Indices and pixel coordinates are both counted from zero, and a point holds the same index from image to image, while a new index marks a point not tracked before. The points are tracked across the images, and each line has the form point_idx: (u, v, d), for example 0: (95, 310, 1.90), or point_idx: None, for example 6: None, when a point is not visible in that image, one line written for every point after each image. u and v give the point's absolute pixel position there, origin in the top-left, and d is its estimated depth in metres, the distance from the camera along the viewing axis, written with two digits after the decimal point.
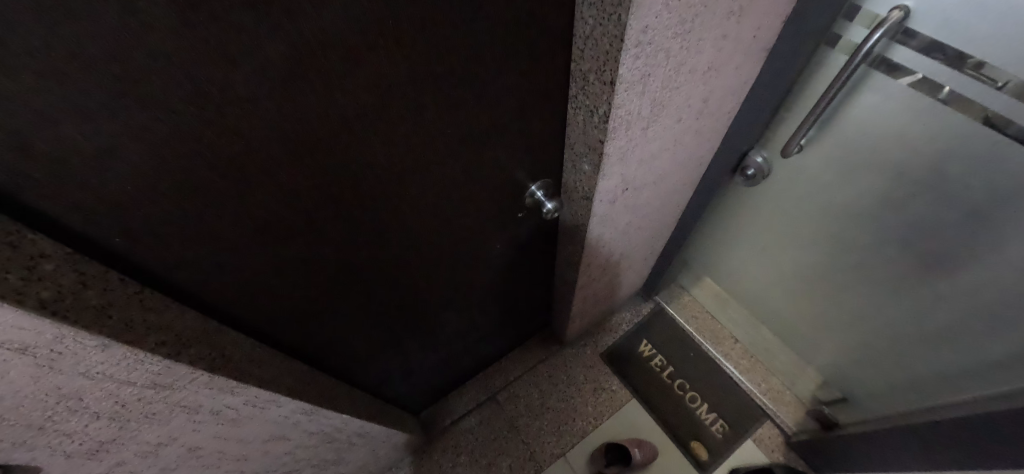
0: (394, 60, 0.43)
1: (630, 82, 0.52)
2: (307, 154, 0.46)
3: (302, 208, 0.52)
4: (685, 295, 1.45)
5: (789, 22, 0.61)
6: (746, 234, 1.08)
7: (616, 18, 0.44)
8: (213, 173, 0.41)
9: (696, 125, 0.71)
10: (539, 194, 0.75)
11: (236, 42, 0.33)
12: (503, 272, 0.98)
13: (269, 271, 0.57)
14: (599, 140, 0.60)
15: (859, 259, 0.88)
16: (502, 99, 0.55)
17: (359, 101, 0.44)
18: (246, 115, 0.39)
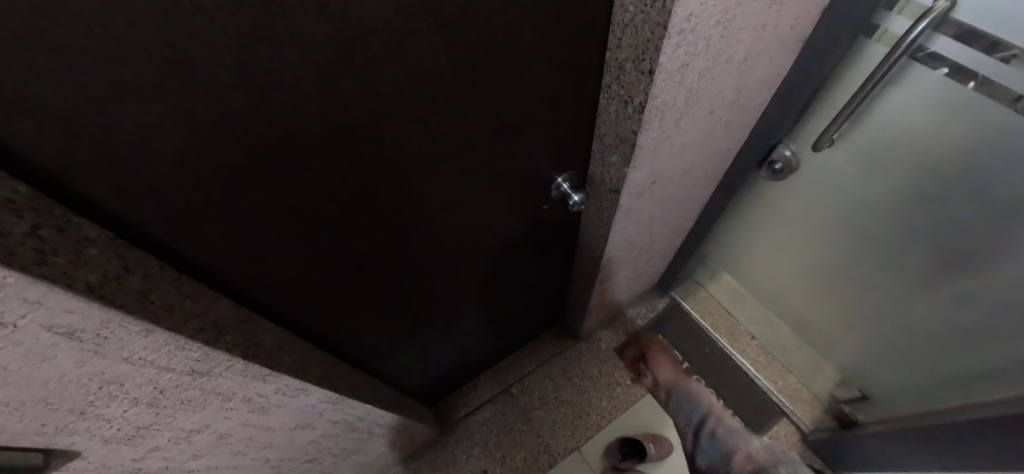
0: (436, 46, 0.42)
1: (669, 72, 0.51)
2: (344, 142, 0.46)
3: (336, 198, 0.52)
4: (701, 291, 1.44)
5: (828, 13, 0.60)
6: (768, 229, 1.07)
7: (660, 6, 0.43)
8: (253, 160, 0.41)
9: (727, 118, 0.69)
10: (565, 186, 0.75)
11: (284, 25, 0.33)
12: (522, 265, 0.98)
13: (304, 260, 0.58)
14: (632, 131, 0.59)
15: (887, 256, 0.87)
16: (537, 89, 0.55)
17: (398, 88, 0.44)
18: (289, 101, 0.38)
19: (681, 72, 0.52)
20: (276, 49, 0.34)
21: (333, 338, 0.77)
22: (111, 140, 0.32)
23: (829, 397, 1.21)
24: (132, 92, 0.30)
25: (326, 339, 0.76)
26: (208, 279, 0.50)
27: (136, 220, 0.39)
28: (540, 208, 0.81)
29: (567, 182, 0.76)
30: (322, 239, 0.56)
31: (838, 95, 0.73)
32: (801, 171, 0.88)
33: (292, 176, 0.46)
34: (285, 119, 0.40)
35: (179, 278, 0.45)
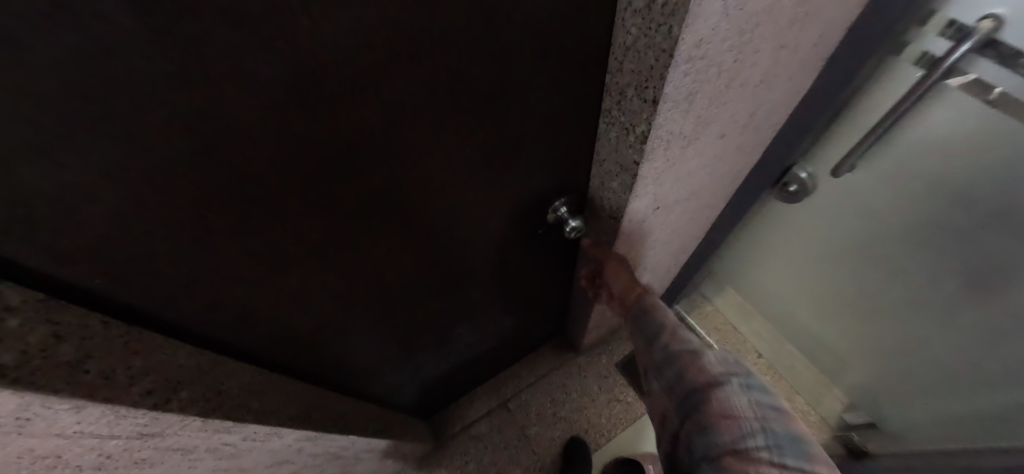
0: (410, 82, 0.37)
1: (675, 101, 0.45)
2: (308, 181, 0.41)
3: (304, 235, 0.47)
4: (707, 305, 1.36)
5: (856, 27, 0.53)
6: (783, 248, 1.01)
7: (666, 30, 0.38)
8: (203, 202, 0.37)
9: (739, 141, 0.64)
10: (563, 211, 0.70)
11: (223, 67, 0.28)
12: (517, 284, 0.93)
13: (274, 296, 0.53)
14: (633, 161, 0.54)
15: (914, 285, 0.81)
16: (531, 119, 0.49)
17: (366, 126, 0.39)
18: (238, 144, 0.34)
19: (690, 100, 0.46)
20: (217, 91, 0.29)
21: (311, 366, 0.73)
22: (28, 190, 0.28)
23: (838, 421, 1.16)
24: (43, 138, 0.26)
25: (307, 367, 0.72)
26: (161, 325, 0.46)
27: (71, 270, 0.35)
28: (535, 230, 0.76)
29: (565, 206, 0.70)
30: (293, 274, 0.52)
31: (863, 116, 0.66)
32: (819, 191, 0.81)
33: (250, 215, 0.41)
34: (237, 162, 0.35)
35: (125, 335, 0.41)
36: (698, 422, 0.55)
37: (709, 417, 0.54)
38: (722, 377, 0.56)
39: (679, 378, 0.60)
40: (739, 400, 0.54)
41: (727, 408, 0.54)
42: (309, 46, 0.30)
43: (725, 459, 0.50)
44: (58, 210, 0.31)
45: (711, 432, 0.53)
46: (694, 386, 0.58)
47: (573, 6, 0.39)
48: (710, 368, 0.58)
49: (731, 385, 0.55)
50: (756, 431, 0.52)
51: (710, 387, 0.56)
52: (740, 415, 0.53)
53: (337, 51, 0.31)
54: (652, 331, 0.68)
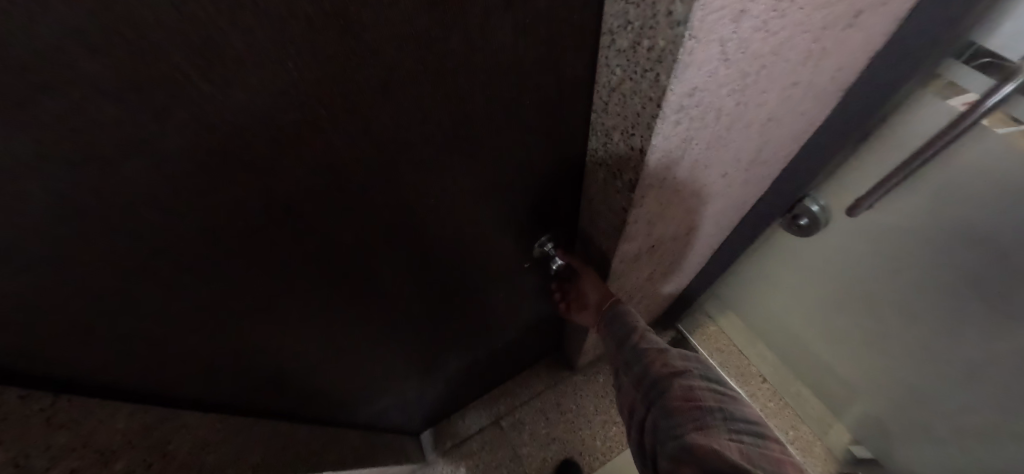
0: (347, 125, 0.33)
1: (667, 150, 0.40)
2: (241, 228, 0.37)
3: (251, 280, 0.44)
4: (709, 326, 1.29)
5: (887, 50, 0.47)
6: (795, 276, 0.94)
7: (652, 77, 0.32)
8: (123, 254, 0.34)
9: (744, 175, 0.58)
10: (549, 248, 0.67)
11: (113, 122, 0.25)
12: (505, 308, 0.89)
13: (228, 341, 0.50)
14: (623, 207, 0.49)
15: (942, 329, 0.76)
16: (500, 154, 0.45)
17: (302, 172, 0.35)
18: (150, 198, 0.30)
19: (685, 148, 0.41)
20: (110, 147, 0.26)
21: (281, 401, 0.69)
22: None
23: (844, 452, 1.12)
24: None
25: (276, 401, 0.68)
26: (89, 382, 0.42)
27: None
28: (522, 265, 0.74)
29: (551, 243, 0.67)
30: (247, 318, 0.49)
31: (877, 148, 0.61)
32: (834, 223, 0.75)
33: (177, 266, 0.37)
34: (152, 215, 0.32)
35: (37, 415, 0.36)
36: (662, 411, 0.50)
37: (673, 403, 0.49)
38: (685, 369, 0.52)
39: (643, 371, 0.55)
40: (701, 387, 0.49)
41: (690, 393, 0.49)
42: (215, 94, 0.26)
43: (689, 443, 0.45)
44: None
45: (674, 418, 0.48)
46: (658, 377, 0.53)
47: (540, 38, 0.35)
48: (673, 362, 0.54)
49: (692, 375, 0.52)
50: (719, 414, 0.47)
51: (672, 376, 0.52)
52: (702, 399, 0.48)
53: (252, 100, 0.27)
54: (618, 335, 0.62)
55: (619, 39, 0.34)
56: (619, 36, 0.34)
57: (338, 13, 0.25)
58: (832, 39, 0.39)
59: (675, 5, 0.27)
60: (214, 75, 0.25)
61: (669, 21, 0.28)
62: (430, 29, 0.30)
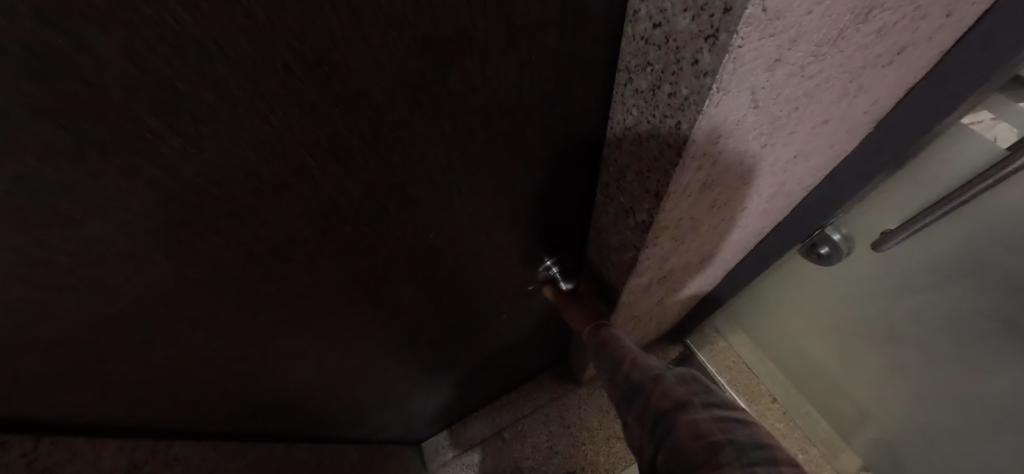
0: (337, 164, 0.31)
1: (684, 193, 0.37)
2: (231, 264, 0.36)
3: (243, 313, 0.42)
4: (719, 342, 1.23)
5: (930, 79, 0.43)
6: (813, 296, 0.90)
7: (673, 123, 0.30)
8: (104, 299, 0.32)
9: (764, 206, 0.55)
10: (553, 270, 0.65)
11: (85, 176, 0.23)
12: (509, 324, 0.87)
13: (221, 372, 0.49)
14: (634, 245, 0.46)
15: (976, 365, 0.70)
16: (501, 184, 0.43)
17: (289, 210, 0.33)
18: (130, 241, 0.29)
19: (703, 190, 0.38)
20: (86, 197, 0.24)
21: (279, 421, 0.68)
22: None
23: None
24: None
25: (275, 422, 0.67)
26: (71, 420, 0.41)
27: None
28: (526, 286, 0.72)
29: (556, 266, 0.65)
30: (242, 348, 0.48)
31: (898, 180, 0.58)
32: (856, 252, 0.72)
33: (164, 306, 0.36)
34: (132, 257, 0.30)
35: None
36: (670, 454, 0.42)
37: (680, 443, 0.41)
38: (686, 397, 0.45)
39: (643, 406, 0.47)
40: (705, 420, 0.42)
41: (697, 429, 0.41)
42: (193, 143, 0.24)
43: None
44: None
45: (684, 461, 0.40)
46: (660, 411, 0.45)
47: (544, 74, 0.32)
48: (673, 389, 0.46)
49: (694, 405, 0.44)
50: (731, 447, 0.39)
51: (673, 408, 0.44)
52: (711, 433, 0.40)
53: (234, 145, 0.26)
54: (611, 360, 0.56)
55: (637, 79, 0.31)
56: (637, 75, 0.31)
57: (323, 57, 0.23)
58: (870, 74, 0.36)
59: (702, 55, 0.24)
60: (188, 123, 0.23)
61: (693, 70, 0.25)
62: (424, 68, 0.27)
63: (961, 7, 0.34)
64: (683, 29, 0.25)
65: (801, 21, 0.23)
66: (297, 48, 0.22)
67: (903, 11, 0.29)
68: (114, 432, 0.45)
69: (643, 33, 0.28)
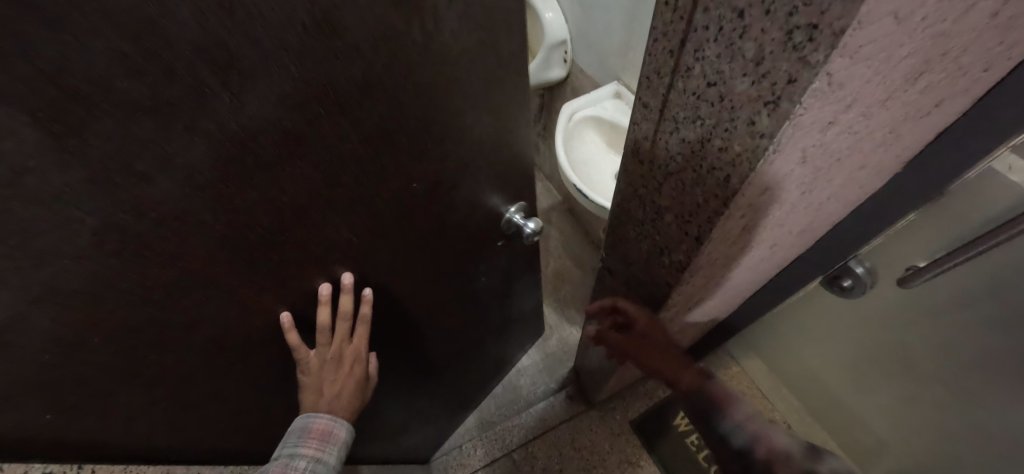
0: (344, 129, 0.32)
1: (723, 239, 0.38)
2: (264, 258, 0.36)
3: (273, 313, 0.42)
4: (733, 366, 1.24)
5: (956, 128, 0.44)
6: (830, 326, 0.90)
7: (721, 177, 0.31)
8: (154, 311, 0.31)
9: (791, 241, 0.55)
10: (517, 216, 0.64)
11: (149, 156, 0.23)
12: (501, 308, 0.91)
13: (249, 386, 0.48)
14: (668, 282, 0.47)
15: (991, 403, 0.71)
16: (464, 136, 0.45)
17: (310, 187, 0.34)
18: (181, 238, 0.29)
19: (743, 234, 0.39)
20: (145, 187, 0.24)
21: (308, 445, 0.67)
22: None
23: None
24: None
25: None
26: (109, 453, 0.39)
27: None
28: (494, 245, 0.69)
29: (519, 211, 0.65)
30: (271, 360, 0.48)
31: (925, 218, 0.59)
32: (879, 286, 0.72)
33: (205, 314, 0.35)
34: (180, 257, 0.30)
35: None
36: None
37: None
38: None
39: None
40: None
41: None
42: (238, 109, 0.25)
43: None
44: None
45: None
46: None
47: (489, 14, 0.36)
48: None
49: None
50: None
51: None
52: None
53: (268, 108, 0.26)
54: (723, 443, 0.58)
55: (684, 130, 0.32)
56: (683, 127, 0.32)
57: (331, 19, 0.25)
58: (909, 125, 0.36)
59: (759, 117, 0.25)
60: (229, 85, 0.23)
61: (748, 131, 0.26)
62: (401, 26, 0.30)
63: (998, 63, 0.35)
64: (740, 91, 0.26)
65: (857, 92, 0.24)
66: (312, 13, 0.24)
67: (948, 71, 0.30)
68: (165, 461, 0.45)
69: (694, 89, 0.29)
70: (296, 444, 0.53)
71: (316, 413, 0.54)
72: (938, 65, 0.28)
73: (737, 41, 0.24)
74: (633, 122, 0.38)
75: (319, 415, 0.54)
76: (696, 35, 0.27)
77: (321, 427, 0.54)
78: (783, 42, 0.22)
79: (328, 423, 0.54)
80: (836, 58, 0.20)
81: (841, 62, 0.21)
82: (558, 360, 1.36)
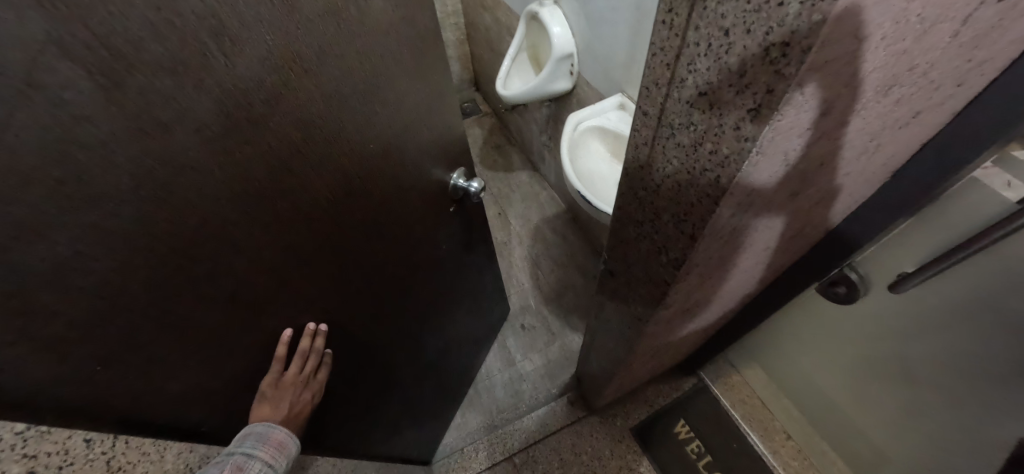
0: (302, 85, 0.41)
1: (716, 235, 0.41)
2: (262, 210, 0.42)
3: (276, 271, 0.47)
4: (734, 375, 1.28)
5: (951, 129, 0.47)
6: (816, 333, 0.94)
7: (712, 177, 0.34)
8: (182, 261, 0.36)
9: (783, 246, 0.58)
10: (457, 181, 0.78)
11: (166, 104, 0.30)
12: (462, 277, 0.99)
13: (262, 353, 0.52)
14: (665, 280, 0.49)
15: (962, 410, 0.73)
16: (394, 97, 0.55)
17: (286, 138, 0.41)
18: (194, 184, 0.34)
19: (734, 232, 0.42)
20: (166, 134, 0.31)
21: (326, 434, 0.70)
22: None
23: None
24: (13, 230, 0.25)
25: (321, 436, 0.69)
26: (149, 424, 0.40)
27: (42, 389, 0.30)
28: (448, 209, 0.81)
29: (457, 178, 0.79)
30: (279, 327, 0.52)
31: (913, 227, 0.61)
32: (874, 293, 0.74)
33: (221, 267, 0.40)
34: (197, 206, 0.35)
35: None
36: None
37: None
38: None
39: None
40: None
41: None
42: (225, 61, 0.33)
43: None
44: (21, 316, 0.27)
45: None
46: None
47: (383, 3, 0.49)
48: None
49: None
50: None
51: None
52: None
53: (249, 65, 0.35)
54: None
55: (679, 135, 0.35)
56: (679, 132, 0.35)
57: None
58: (889, 134, 0.39)
59: (744, 123, 0.28)
60: (215, 42, 0.32)
61: (735, 135, 0.30)
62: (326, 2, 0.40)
63: (971, 78, 0.38)
64: (727, 100, 0.29)
65: (829, 102, 0.27)
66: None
67: (919, 85, 0.33)
68: (199, 437, 0.47)
69: (689, 98, 0.32)
70: (254, 445, 0.51)
71: (275, 424, 0.54)
72: (907, 79, 0.31)
73: (725, 55, 0.28)
74: (633, 129, 0.41)
75: (277, 426, 0.55)
76: (689, 51, 0.30)
77: (279, 438, 0.54)
78: (763, 57, 0.25)
79: (286, 435, 0.55)
80: (805, 72, 0.24)
81: (809, 75, 0.24)
82: (560, 366, 1.38)
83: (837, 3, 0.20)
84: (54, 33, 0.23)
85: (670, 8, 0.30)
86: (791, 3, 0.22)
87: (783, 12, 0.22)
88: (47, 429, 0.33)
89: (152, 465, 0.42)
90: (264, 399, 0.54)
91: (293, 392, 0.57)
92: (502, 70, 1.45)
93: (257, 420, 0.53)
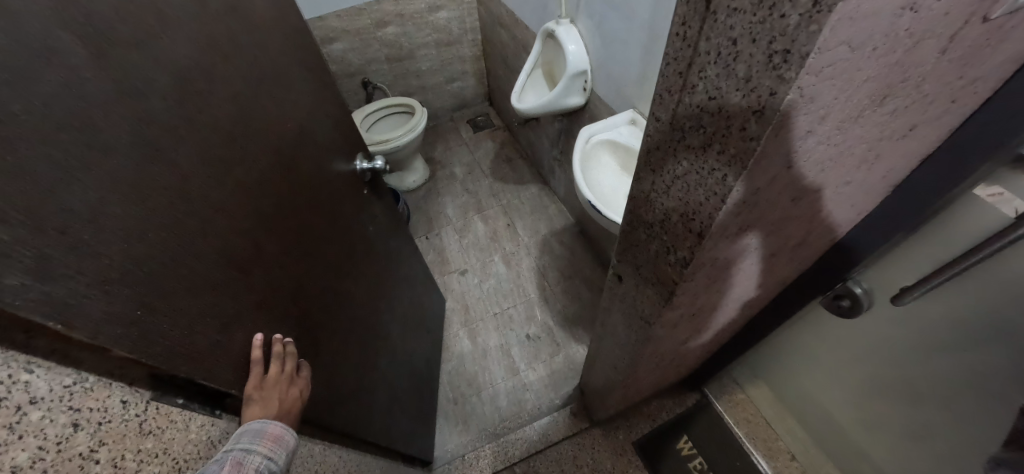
0: (225, 67, 0.48)
1: (724, 235, 0.43)
2: (225, 173, 0.47)
3: (253, 236, 0.52)
4: (738, 393, 1.27)
5: (948, 143, 0.49)
6: (821, 350, 0.94)
7: (720, 176, 0.36)
8: (177, 214, 0.41)
9: (790, 254, 0.61)
10: (360, 164, 0.87)
11: (137, 74, 0.37)
12: (396, 258, 1.05)
13: (267, 326, 0.55)
14: (671, 279, 0.51)
15: (968, 429, 0.73)
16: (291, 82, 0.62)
17: (229, 113, 0.48)
18: (171, 142, 0.40)
19: (740, 233, 0.44)
20: (142, 99, 0.37)
21: (332, 422, 0.71)
22: (35, 225, 0.29)
23: None
24: (57, 171, 0.30)
25: (328, 423, 0.70)
26: (179, 390, 0.43)
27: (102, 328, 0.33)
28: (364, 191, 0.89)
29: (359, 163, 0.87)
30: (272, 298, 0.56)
31: (920, 244, 0.62)
32: (878, 307, 0.76)
33: (209, 224, 0.44)
34: (179, 162, 0.41)
35: (80, 425, 0.35)
36: None
37: None
38: None
39: None
40: None
41: None
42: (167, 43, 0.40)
43: None
44: (75, 252, 0.31)
45: None
46: None
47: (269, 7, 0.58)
48: None
49: None
50: None
51: None
52: None
53: (184, 44, 0.42)
54: None
55: (688, 137, 0.38)
56: (690, 135, 0.38)
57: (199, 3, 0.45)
58: (887, 145, 0.42)
59: (749, 124, 0.31)
60: (157, 25, 0.39)
61: (742, 135, 0.32)
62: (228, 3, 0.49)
63: (966, 95, 0.41)
64: (734, 103, 0.32)
65: (828, 105, 0.30)
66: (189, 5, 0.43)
67: (913, 97, 0.36)
68: (222, 407, 0.49)
69: (699, 103, 0.35)
70: (251, 442, 0.48)
71: (269, 419, 0.52)
72: (902, 90, 0.34)
73: (733, 63, 0.30)
74: (647, 134, 0.44)
75: (273, 421, 0.52)
76: (700, 59, 0.33)
77: (275, 431, 0.51)
78: (766, 63, 0.28)
79: (283, 427, 0.52)
80: (805, 76, 0.26)
81: (809, 79, 0.27)
82: (563, 377, 1.39)
83: (832, 13, 0.23)
84: (54, 10, 0.31)
85: (683, 21, 0.33)
86: (792, 15, 0.25)
87: (785, 23, 0.25)
88: (89, 386, 0.35)
89: (179, 433, 0.44)
90: (251, 401, 0.52)
91: (281, 390, 0.55)
92: (518, 85, 1.49)
93: (251, 420, 0.50)
